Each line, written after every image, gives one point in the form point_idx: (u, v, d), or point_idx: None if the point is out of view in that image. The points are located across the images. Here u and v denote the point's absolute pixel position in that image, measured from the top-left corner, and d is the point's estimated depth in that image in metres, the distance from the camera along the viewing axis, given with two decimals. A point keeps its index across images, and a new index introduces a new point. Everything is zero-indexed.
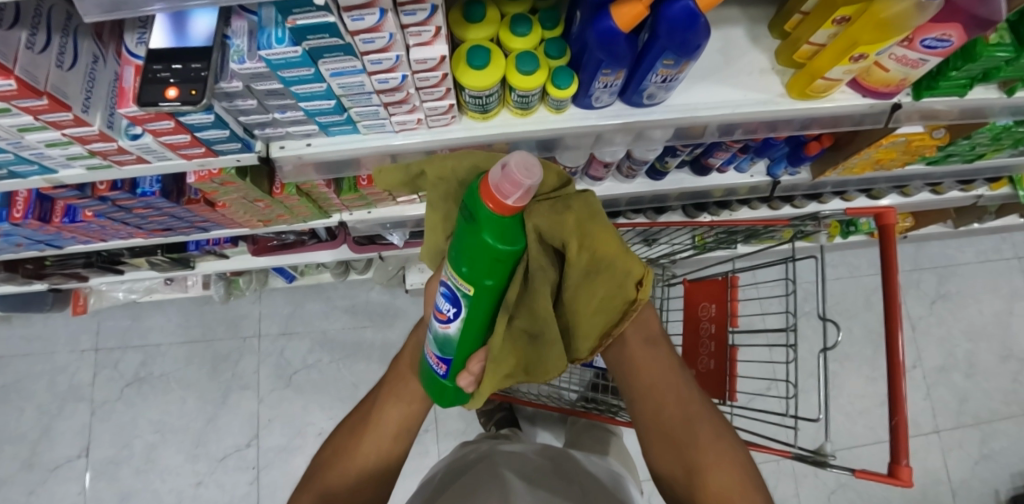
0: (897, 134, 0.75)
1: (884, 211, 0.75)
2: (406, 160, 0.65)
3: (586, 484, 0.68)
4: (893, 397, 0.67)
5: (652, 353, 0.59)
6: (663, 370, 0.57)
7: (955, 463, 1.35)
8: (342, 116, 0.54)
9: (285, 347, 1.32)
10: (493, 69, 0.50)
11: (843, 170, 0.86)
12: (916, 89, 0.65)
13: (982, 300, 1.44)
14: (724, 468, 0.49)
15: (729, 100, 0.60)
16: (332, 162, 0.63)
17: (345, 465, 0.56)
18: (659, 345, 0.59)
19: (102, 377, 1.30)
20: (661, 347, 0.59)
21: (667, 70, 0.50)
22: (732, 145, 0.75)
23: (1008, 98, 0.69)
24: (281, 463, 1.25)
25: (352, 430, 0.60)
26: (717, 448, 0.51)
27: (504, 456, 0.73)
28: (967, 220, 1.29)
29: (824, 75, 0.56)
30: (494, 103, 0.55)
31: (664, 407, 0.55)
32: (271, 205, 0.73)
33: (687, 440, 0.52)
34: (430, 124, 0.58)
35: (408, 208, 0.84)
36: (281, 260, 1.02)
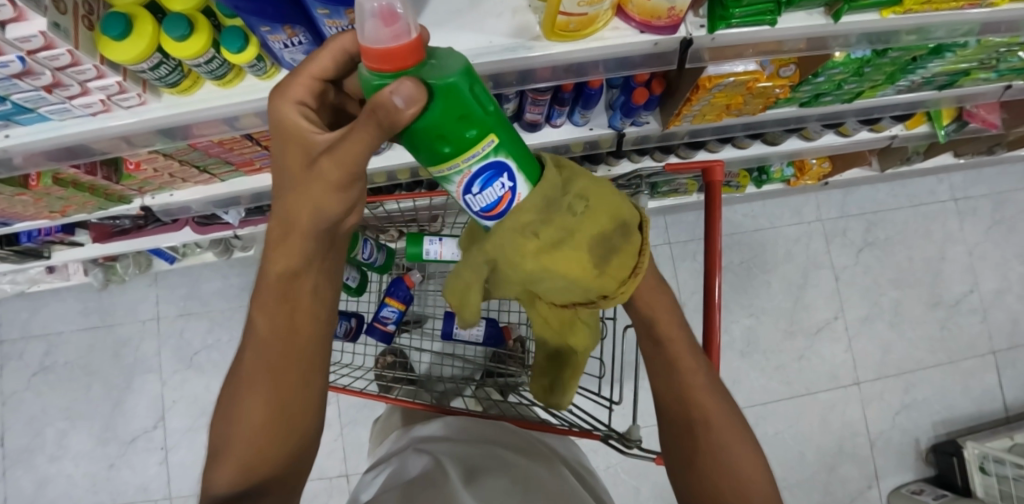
0: (720, 76, 0.65)
1: (711, 165, 0.67)
2: (147, 142, 0.58)
3: (535, 476, 0.50)
4: None
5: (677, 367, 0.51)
6: (683, 382, 0.51)
7: (874, 415, 1.31)
8: (8, 105, 0.48)
9: (184, 328, 1.30)
10: (138, 39, 0.43)
11: (692, 117, 0.77)
12: (711, 22, 0.55)
13: (912, 246, 1.35)
14: (737, 453, 0.48)
15: (464, 50, 0.51)
16: (56, 150, 0.57)
17: (273, 464, 0.42)
18: (678, 355, 0.51)
19: (8, 369, 1.28)
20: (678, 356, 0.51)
21: (334, 22, 0.42)
22: (540, 98, 0.68)
23: (835, 25, 0.59)
24: (189, 443, 1.25)
25: (235, 391, 0.44)
26: (750, 454, 0.49)
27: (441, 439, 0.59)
28: (892, 162, 1.19)
29: (559, 10, 0.46)
30: (176, 76, 0.48)
31: (700, 407, 0.50)
32: (41, 197, 0.68)
33: (700, 437, 0.49)
34: (123, 104, 0.51)
35: (215, 187, 0.79)
36: (125, 246, 0.97)
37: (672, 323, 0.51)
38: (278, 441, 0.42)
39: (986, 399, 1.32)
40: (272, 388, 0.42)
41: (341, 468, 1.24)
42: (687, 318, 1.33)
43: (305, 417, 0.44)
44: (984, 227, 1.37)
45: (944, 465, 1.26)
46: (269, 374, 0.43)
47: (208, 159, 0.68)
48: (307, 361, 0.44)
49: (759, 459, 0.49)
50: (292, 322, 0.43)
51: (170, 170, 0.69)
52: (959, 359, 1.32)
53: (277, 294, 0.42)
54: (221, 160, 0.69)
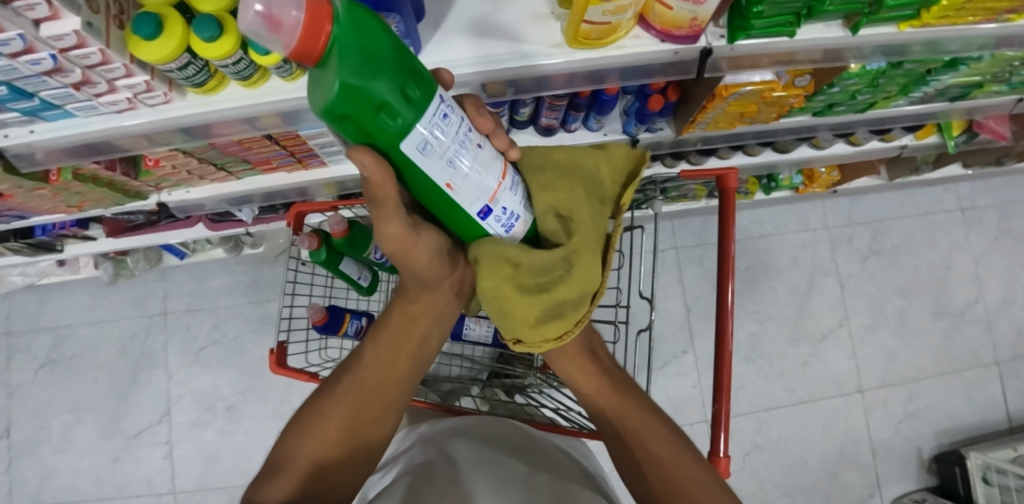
0: (736, 85, 0.66)
1: (724, 173, 0.68)
2: (167, 140, 0.59)
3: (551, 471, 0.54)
4: (716, 378, 0.62)
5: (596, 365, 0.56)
6: (604, 381, 0.55)
7: (877, 423, 1.31)
8: (36, 101, 0.48)
9: (191, 323, 1.30)
10: (169, 39, 0.44)
11: (706, 124, 0.78)
12: (730, 31, 0.55)
13: (918, 255, 1.35)
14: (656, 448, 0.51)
15: (487, 54, 0.52)
16: (79, 146, 0.57)
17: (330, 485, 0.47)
18: (599, 355, 0.56)
19: (15, 360, 1.29)
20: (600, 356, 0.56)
21: None
22: (556, 104, 0.68)
23: (853, 36, 0.59)
24: (194, 437, 1.26)
25: (318, 407, 0.50)
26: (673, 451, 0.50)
27: (450, 429, 0.62)
28: (900, 171, 1.19)
29: (584, 18, 0.47)
30: (203, 76, 0.48)
31: (621, 403, 0.54)
32: (60, 192, 0.69)
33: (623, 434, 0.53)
34: (148, 102, 0.51)
35: (231, 185, 0.79)
36: (137, 241, 0.97)
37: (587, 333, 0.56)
38: (341, 463, 0.48)
39: (990, 409, 1.32)
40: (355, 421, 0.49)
41: None
42: (696, 321, 1.33)
43: (373, 442, 0.50)
44: (991, 237, 1.37)
45: (946, 474, 1.26)
46: (363, 404, 0.50)
47: (227, 158, 0.68)
48: (385, 405, 0.51)
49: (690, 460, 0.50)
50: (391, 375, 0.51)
51: (189, 167, 0.69)
52: (964, 368, 1.33)
53: (399, 343, 0.50)
54: (239, 159, 0.70)
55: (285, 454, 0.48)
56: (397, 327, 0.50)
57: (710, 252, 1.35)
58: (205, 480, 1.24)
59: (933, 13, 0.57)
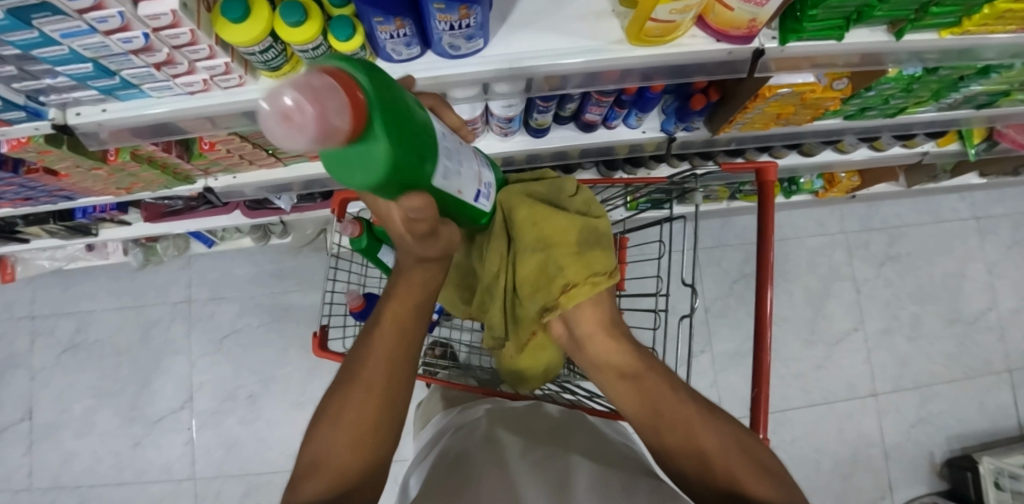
0: (778, 86, 0.67)
1: (764, 166, 0.69)
2: (230, 124, 0.61)
3: (599, 449, 0.56)
4: (758, 364, 0.64)
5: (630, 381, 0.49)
6: (647, 401, 0.47)
7: (890, 426, 1.33)
8: (116, 80, 0.50)
9: (215, 311, 1.31)
10: (255, 22, 0.45)
11: (742, 125, 0.80)
12: (782, 33, 0.57)
13: (933, 262, 1.37)
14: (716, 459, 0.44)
15: (550, 49, 0.54)
16: (145, 126, 0.59)
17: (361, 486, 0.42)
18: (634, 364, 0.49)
19: (39, 344, 1.30)
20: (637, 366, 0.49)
21: (445, 16, 0.45)
22: (603, 100, 0.70)
23: (897, 42, 0.62)
24: (214, 425, 1.27)
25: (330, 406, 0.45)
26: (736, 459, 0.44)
27: (488, 418, 0.63)
28: (918, 179, 1.22)
29: (650, 16, 0.49)
30: (280, 60, 0.50)
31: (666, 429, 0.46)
32: (115, 173, 0.70)
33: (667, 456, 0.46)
34: (221, 84, 0.53)
35: (276, 172, 0.81)
36: (174, 226, 0.99)
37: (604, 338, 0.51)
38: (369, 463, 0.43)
39: (1000, 416, 1.34)
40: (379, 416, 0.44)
41: None
42: (713, 322, 1.35)
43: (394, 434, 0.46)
44: (1005, 247, 1.39)
45: (957, 479, 1.27)
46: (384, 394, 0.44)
47: (279, 144, 0.70)
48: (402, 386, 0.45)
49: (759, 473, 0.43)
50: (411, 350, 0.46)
51: (242, 152, 0.71)
52: (976, 375, 1.35)
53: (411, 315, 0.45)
54: None
55: (313, 454, 0.43)
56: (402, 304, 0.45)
57: (728, 254, 1.37)
58: (224, 468, 1.25)
59: (974, 21, 0.59)
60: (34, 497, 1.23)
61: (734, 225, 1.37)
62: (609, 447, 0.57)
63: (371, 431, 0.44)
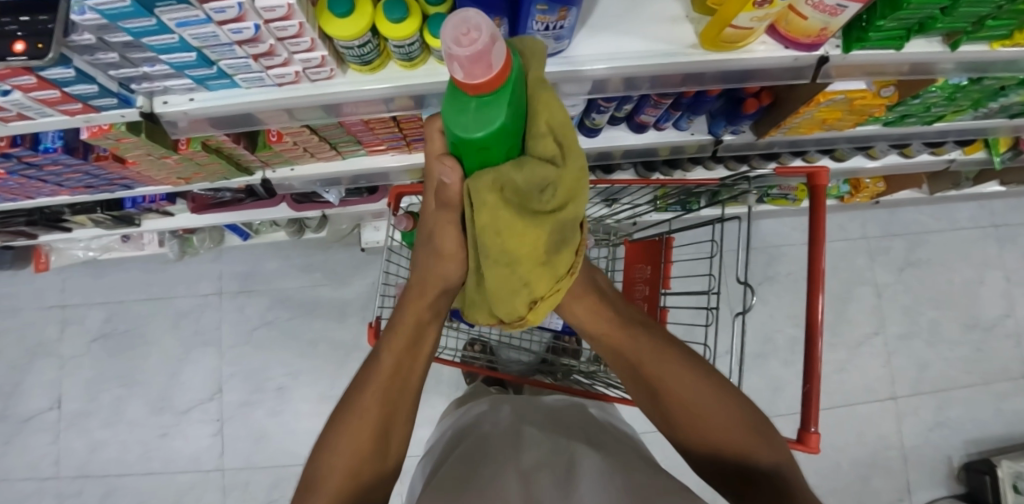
0: (834, 91, 0.70)
1: (817, 171, 0.71)
2: (306, 116, 0.62)
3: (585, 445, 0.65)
4: (809, 361, 0.67)
5: (603, 337, 0.58)
6: (619, 348, 0.57)
7: (909, 429, 1.35)
8: (212, 69, 0.51)
9: (245, 304, 1.32)
10: (359, 17, 0.47)
11: (788, 129, 0.82)
12: (846, 42, 0.60)
13: (952, 269, 1.40)
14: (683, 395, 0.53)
15: (628, 52, 0.56)
16: (226, 116, 0.61)
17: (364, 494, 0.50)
18: (607, 323, 0.57)
19: (69, 333, 1.30)
20: (609, 324, 0.57)
21: (544, 17, 0.46)
22: (661, 102, 0.72)
23: (951, 52, 0.64)
24: (243, 416, 1.27)
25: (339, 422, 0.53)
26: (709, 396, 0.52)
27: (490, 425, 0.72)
28: (942, 186, 1.25)
29: (731, 23, 0.51)
30: (373, 55, 0.52)
31: (637, 368, 0.56)
32: (182, 162, 0.71)
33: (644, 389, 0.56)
34: (311, 77, 0.55)
35: (332, 165, 0.83)
36: (221, 217, 1.00)
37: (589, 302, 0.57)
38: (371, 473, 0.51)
39: (1016, 421, 1.37)
40: (380, 428, 0.52)
41: None
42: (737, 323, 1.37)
43: (394, 444, 0.53)
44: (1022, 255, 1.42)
45: (975, 482, 1.29)
46: (384, 412, 0.52)
47: (345, 137, 0.72)
48: (401, 404, 0.54)
49: (721, 409, 0.51)
50: (407, 372, 0.54)
51: (306, 145, 0.72)
52: (992, 380, 1.38)
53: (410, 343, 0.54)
54: (354, 139, 0.73)
55: (317, 474, 0.50)
56: (399, 340, 0.54)
57: (753, 256, 1.39)
58: (252, 459, 1.25)
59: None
60: (61, 485, 1.23)
61: (759, 228, 1.39)
62: (598, 443, 0.66)
63: (373, 444, 0.51)
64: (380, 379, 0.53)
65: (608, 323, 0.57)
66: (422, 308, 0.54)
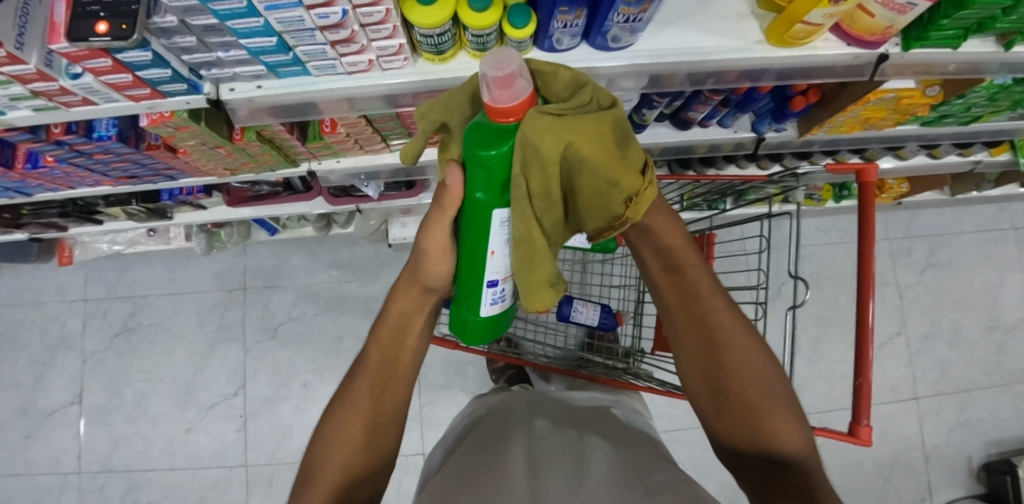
0: (885, 89, 0.71)
1: (866, 169, 0.72)
2: (365, 106, 0.61)
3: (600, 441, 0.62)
4: (860, 356, 0.69)
5: (683, 273, 0.54)
6: (687, 294, 0.54)
7: (930, 429, 1.36)
8: (288, 56, 0.51)
9: (270, 299, 1.31)
10: (443, 6, 0.47)
11: (830, 128, 0.83)
12: (905, 40, 0.61)
13: (972, 271, 1.42)
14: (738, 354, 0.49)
15: (696, 46, 0.57)
16: (288, 105, 0.60)
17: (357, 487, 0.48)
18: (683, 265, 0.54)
19: (91, 327, 1.29)
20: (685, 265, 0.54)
21: (627, 9, 0.47)
22: (711, 98, 0.72)
23: (1004, 52, 0.65)
24: (268, 412, 1.26)
25: (332, 422, 0.51)
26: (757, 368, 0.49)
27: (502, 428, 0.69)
28: (964, 188, 1.26)
29: (802, 19, 0.51)
30: (448, 44, 0.52)
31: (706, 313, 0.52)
32: (233, 152, 0.71)
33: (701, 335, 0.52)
34: (382, 66, 0.55)
35: (378, 157, 0.83)
36: (258, 211, 1.00)
37: (675, 233, 0.54)
38: (367, 467, 0.49)
39: None
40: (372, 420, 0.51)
41: (417, 448, 1.33)
42: (761, 322, 1.38)
43: (388, 440, 0.52)
44: None
45: (996, 482, 1.30)
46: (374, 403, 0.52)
47: (397, 128, 0.72)
48: (393, 394, 0.53)
49: (773, 384, 0.48)
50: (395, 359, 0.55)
51: (358, 136, 0.72)
52: (1012, 381, 1.39)
53: (397, 331, 0.55)
54: (406, 130, 0.74)
55: (310, 469, 0.48)
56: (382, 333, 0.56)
57: (778, 256, 1.39)
58: (277, 456, 1.24)
59: None
60: (83, 481, 1.22)
61: (782, 228, 1.40)
62: (618, 442, 0.63)
63: (365, 434, 0.50)
64: (369, 364, 0.55)
65: (693, 261, 0.54)
66: (407, 299, 0.56)
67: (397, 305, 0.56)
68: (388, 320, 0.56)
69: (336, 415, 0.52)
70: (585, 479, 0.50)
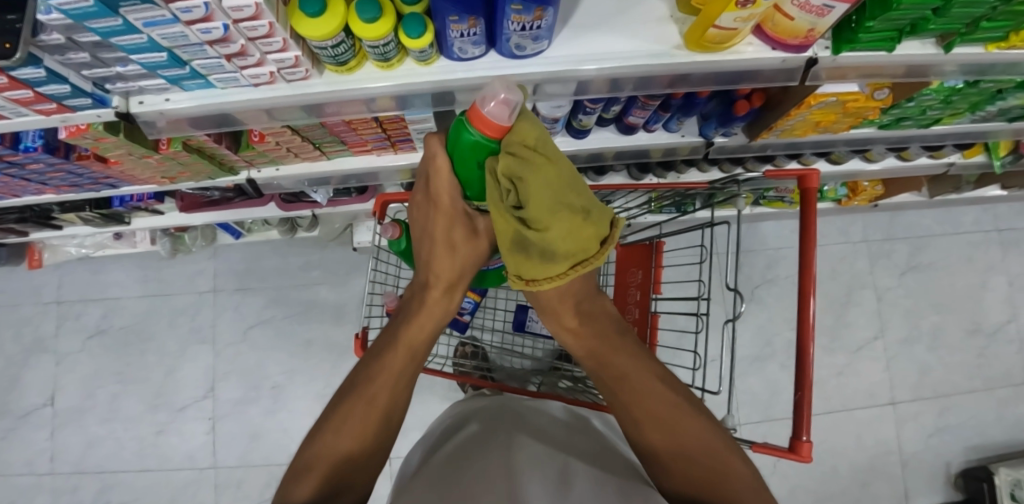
0: (825, 94, 0.68)
1: (807, 174, 0.70)
2: (286, 116, 0.61)
3: (591, 455, 0.60)
4: (800, 370, 0.66)
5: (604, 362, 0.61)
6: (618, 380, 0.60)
7: (908, 435, 1.33)
8: (185, 69, 0.51)
9: (240, 302, 1.32)
10: (331, 17, 0.46)
11: (782, 131, 0.81)
12: (837, 42, 0.58)
13: (954, 273, 1.38)
14: (678, 424, 0.56)
15: (615, 52, 0.55)
16: (203, 116, 0.60)
17: (349, 473, 0.53)
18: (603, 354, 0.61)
19: (65, 329, 1.30)
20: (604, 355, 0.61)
21: (520, 17, 0.45)
22: (648, 103, 0.70)
23: (945, 55, 0.62)
24: (237, 414, 1.27)
25: (343, 406, 0.56)
26: (699, 430, 0.56)
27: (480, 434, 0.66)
28: (943, 189, 1.22)
29: (714, 23, 0.49)
30: (348, 55, 0.51)
31: (640, 396, 0.58)
32: (165, 162, 0.71)
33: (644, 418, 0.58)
34: (287, 77, 0.54)
35: (318, 165, 0.82)
36: (212, 216, 1.00)
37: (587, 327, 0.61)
38: (365, 456, 0.54)
39: (1018, 429, 1.34)
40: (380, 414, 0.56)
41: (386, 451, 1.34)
42: (735, 326, 1.35)
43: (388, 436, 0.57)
44: None
45: (974, 489, 1.27)
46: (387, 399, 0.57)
47: (328, 137, 0.71)
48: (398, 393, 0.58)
49: (711, 437, 0.55)
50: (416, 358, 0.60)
51: (289, 145, 0.72)
52: (994, 386, 1.35)
53: (424, 329, 0.60)
54: (338, 139, 0.72)
55: (318, 452, 0.53)
56: (408, 333, 0.60)
57: (752, 259, 1.37)
58: (246, 458, 1.25)
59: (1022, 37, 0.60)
60: (57, 481, 1.24)
61: (757, 230, 1.37)
62: (606, 458, 0.61)
63: (371, 427, 0.55)
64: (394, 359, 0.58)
65: (607, 350, 0.61)
66: (437, 300, 0.61)
67: (430, 303, 0.61)
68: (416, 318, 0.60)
69: (351, 396, 0.57)
70: (571, 496, 0.46)
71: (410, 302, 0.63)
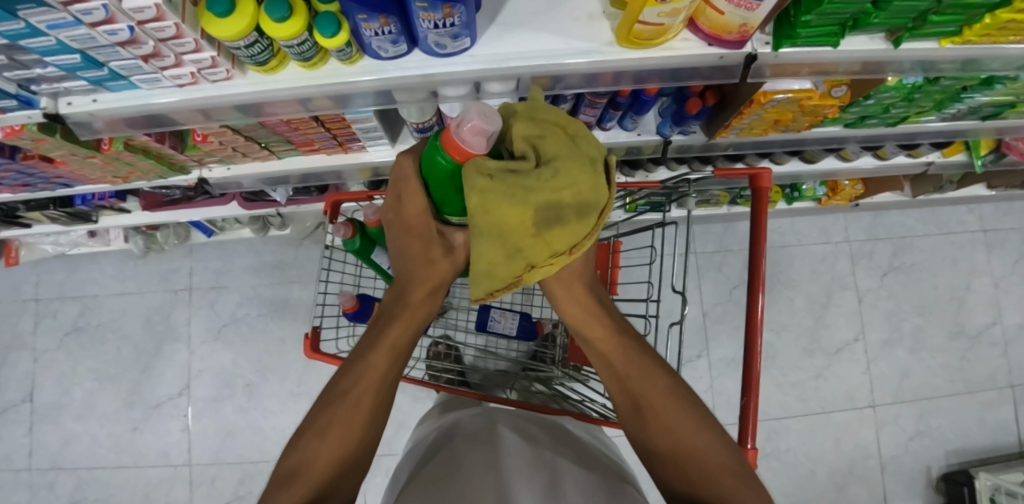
0: (774, 91, 0.66)
1: (758, 173, 0.68)
2: (221, 116, 0.60)
3: (580, 457, 0.58)
4: (746, 375, 0.64)
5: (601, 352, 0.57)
6: (619, 371, 0.56)
7: (887, 438, 1.31)
8: (105, 70, 0.50)
9: (215, 300, 1.33)
10: (239, 17, 0.45)
11: (741, 129, 0.79)
12: (777, 38, 0.56)
13: (938, 274, 1.35)
14: (677, 417, 0.52)
15: (544, 50, 0.54)
16: (136, 116, 0.59)
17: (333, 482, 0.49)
18: (602, 341, 0.57)
19: (43, 326, 1.32)
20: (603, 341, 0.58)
21: (429, 15, 0.44)
22: (596, 101, 0.69)
23: (895, 50, 0.60)
24: (211, 412, 1.28)
25: (325, 409, 0.52)
26: (705, 430, 0.51)
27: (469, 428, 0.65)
28: (924, 189, 1.19)
29: (639, 18, 0.47)
30: (266, 55, 0.50)
31: (640, 387, 0.54)
32: (111, 161, 0.71)
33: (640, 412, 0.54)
34: (209, 78, 0.53)
35: (269, 165, 0.81)
36: (174, 215, 1.00)
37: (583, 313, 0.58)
38: (353, 461, 0.51)
39: (1001, 432, 1.32)
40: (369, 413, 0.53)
41: None
42: (710, 327, 1.34)
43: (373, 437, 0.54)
44: (1013, 261, 1.37)
45: (953, 493, 1.25)
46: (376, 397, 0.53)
47: (271, 136, 0.70)
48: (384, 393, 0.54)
49: (716, 438, 0.50)
50: (402, 352, 0.56)
51: (234, 144, 0.71)
52: (977, 390, 1.33)
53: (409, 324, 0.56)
54: (283, 138, 0.72)
55: (297, 461, 0.49)
56: (397, 328, 0.56)
57: (729, 259, 1.35)
58: (219, 456, 1.26)
59: (975, 31, 0.57)
60: (34, 477, 1.26)
61: (735, 230, 1.36)
62: (598, 461, 0.59)
63: (358, 428, 0.52)
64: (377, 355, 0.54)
65: (606, 339, 0.57)
66: (423, 297, 0.57)
67: (413, 297, 0.57)
68: (403, 313, 0.57)
69: (334, 397, 0.53)
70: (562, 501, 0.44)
71: (394, 299, 0.59)
